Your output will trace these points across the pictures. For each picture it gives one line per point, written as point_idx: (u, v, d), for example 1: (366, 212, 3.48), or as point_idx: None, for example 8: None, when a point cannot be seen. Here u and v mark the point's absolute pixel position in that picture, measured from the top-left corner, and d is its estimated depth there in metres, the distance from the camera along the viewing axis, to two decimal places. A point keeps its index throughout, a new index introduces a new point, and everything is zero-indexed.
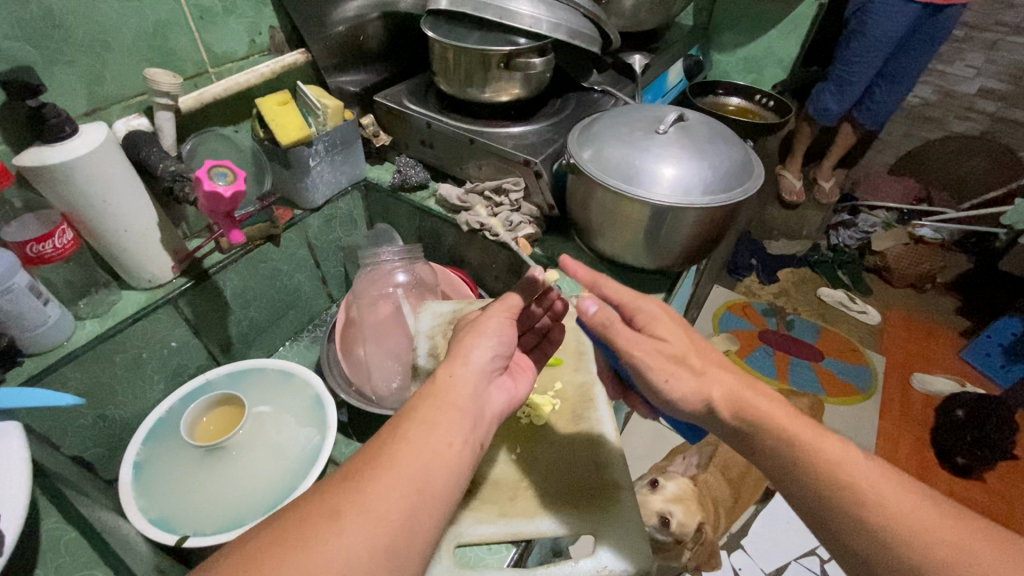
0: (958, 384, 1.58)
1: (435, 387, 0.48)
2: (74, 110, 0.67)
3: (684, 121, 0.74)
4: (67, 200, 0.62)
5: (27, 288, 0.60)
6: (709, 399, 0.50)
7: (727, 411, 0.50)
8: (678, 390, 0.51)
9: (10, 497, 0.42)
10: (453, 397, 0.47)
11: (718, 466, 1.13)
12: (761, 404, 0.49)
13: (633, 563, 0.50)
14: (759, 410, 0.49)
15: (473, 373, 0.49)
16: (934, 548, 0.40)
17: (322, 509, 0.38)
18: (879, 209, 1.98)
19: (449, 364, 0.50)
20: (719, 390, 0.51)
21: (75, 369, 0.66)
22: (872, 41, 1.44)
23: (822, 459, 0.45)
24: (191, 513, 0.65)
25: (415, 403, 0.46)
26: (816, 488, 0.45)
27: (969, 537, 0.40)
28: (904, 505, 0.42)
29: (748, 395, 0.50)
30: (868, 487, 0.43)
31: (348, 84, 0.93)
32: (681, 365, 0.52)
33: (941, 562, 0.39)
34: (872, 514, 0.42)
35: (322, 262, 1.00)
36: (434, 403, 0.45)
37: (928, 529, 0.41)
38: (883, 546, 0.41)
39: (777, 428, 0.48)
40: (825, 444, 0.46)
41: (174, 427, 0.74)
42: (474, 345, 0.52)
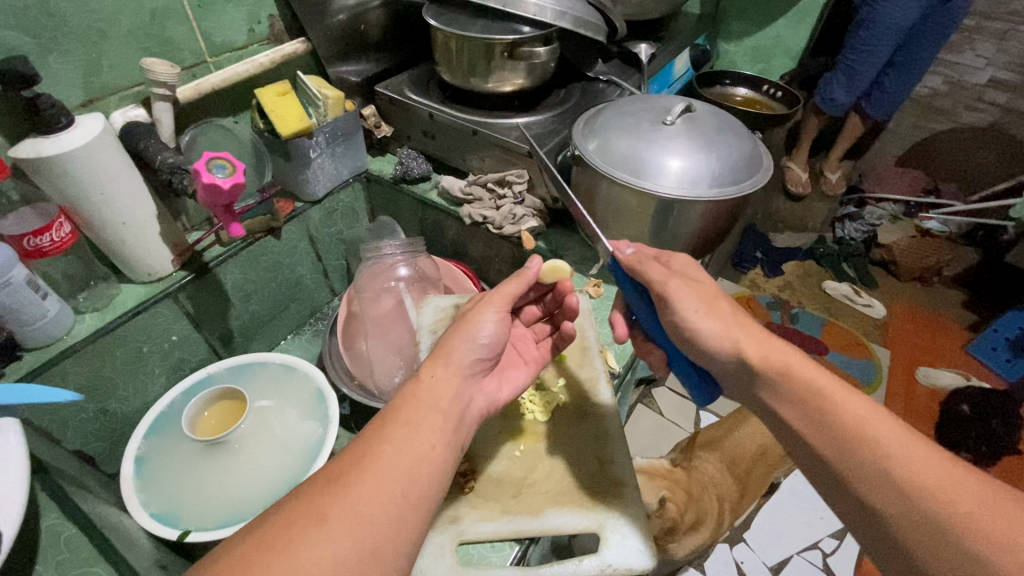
0: (963, 378, 1.58)
1: (418, 388, 0.47)
2: (70, 101, 0.66)
3: (691, 112, 0.73)
4: (63, 192, 0.61)
5: (25, 283, 0.59)
6: (736, 341, 0.49)
7: (758, 365, 0.48)
8: (706, 324, 0.50)
9: (7, 495, 0.42)
10: (435, 399, 0.46)
11: (722, 458, 1.12)
12: (790, 360, 0.48)
13: (636, 564, 0.49)
14: (785, 364, 0.47)
15: (454, 375, 0.49)
16: (957, 505, 0.37)
17: (307, 513, 0.37)
18: (885, 201, 1.94)
19: (433, 364, 0.50)
20: (747, 335, 0.49)
21: (75, 363, 0.66)
22: (883, 29, 1.41)
23: (843, 414, 0.44)
24: (191, 505, 0.65)
25: (396, 403, 0.46)
26: (837, 438, 0.43)
27: (1007, 503, 0.37)
28: (931, 465, 0.40)
29: (776, 342, 0.49)
30: (892, 441, 0.41)
31: (349, 74, 0.92)
32: (713, 308, 0.51)
33: (962, 518, 0.37)
34: (890, 464, 0.40)
35: (324, 255, 0.99)
36: (415, 403, 0.45)
37: (952, 487, 0.38)
38: (902, 497, 0.39)
39: (806, 384, 0.46)
40: (853, 400, 0.44)
41: (175, 421, 0.74)
42: (461, 343, 0.52)
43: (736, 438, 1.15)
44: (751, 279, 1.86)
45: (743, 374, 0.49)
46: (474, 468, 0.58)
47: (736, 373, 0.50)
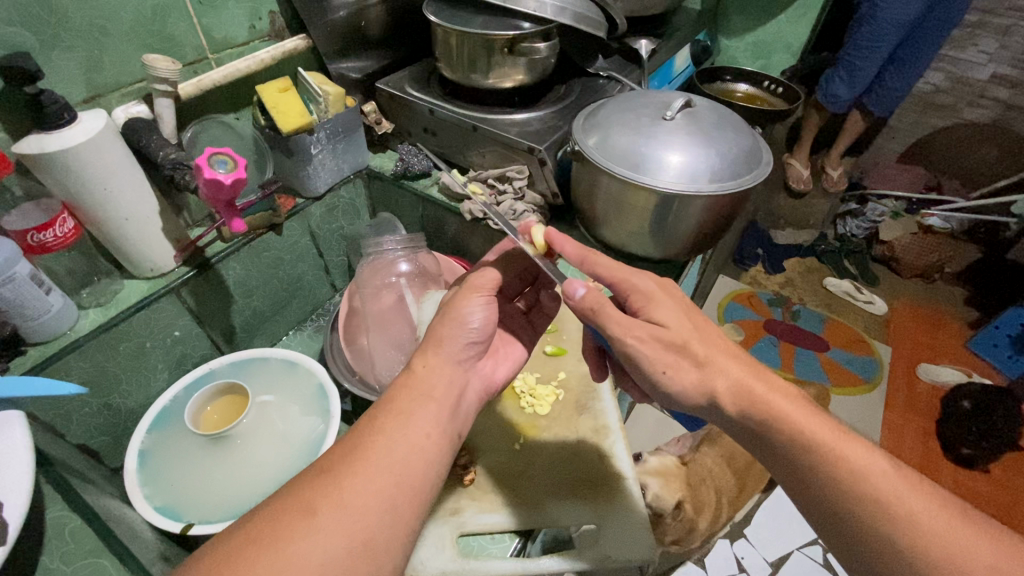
0: (964, 374, 1.57)
1: (412, 380, 0.48)
2: (72, 98, 0.66)
3: (691, 106, 0.73)
4: (67, 188, 0.61)
5: (29, 277, 0.60)
6: (712, 395, 0.50)
7: (744, 420, 0.49)
8: (678, 381, 0.51)
9: (14, 485, 0.42)
10: (429, 388, 0.47)
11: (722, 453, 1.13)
12: (779, 408, 0.48)
13: (635, 555, 0.50)
14: (783, 412, 0.48)
15: (449, 362, 0.50)
16: (934, 545, 0.41)
17: (297, 507, 0.38)
18: (887, 198, 1.91)
19: (427, 355, 0.50)
20: (723, 381, 0.50)
21: (78, 357, 0.66)
22: (884, 24, 1.41)
23: (845, 461, 0.45)
24: (194, 498, 0.65)
25: (391, 394, 0.47)
26: (828, 487, 0.45)
27: (967, 531, 0.41)
28: (923, 506, 0.43)
29: (753, 387, 0.50)
30: (876, 484, 0.44)
31: (350, 70, 0.92)
32: (682, 355, 0.51)
33: (953, 554, 0.40)
34: (874, 509, 0.43)
35: (325, 252, 0.99)
36: (409, 394, 0.46)
37: (939, 523, 0.42)
38: (906, 544, 0.42)
39: (806, 429, 0.47)
40: (839, 445, 0.46)
41: (178, 416, 0.74)
42: (452, 331, 0.51)
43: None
44: (753, 276, 1.86)
45: (730, 423, 0.51)
46: (476, 462, 0.58)
47: (720, 417, 0.51)
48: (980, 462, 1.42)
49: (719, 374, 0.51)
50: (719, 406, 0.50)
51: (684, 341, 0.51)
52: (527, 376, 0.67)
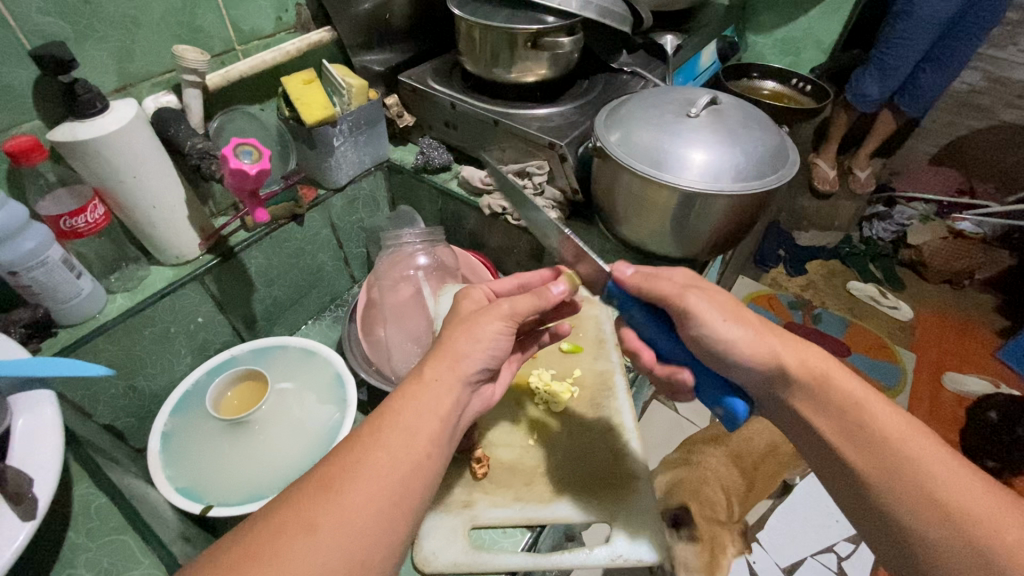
0: (991, 385, 1.54)
1: (420, 387, 0.47)
2: (105, 87, 0.68)
3: (716, 103, 0.72)
4: (98, 175, 0.63)
5: (60, 262, 0.62)
6: (775, 354, 0.49)
7: (798, 373, 0.49)
8: (732, 332, 0.49)
9: (44, 463, 0.44)
10: (434, 404, 0.47)
11: (727, 454, 1.14)
12: (828, 368, 0.49)
13: (646, 556, 0.49)
14: (832, 378, 0.49)
15: (458, 379, 0.49)
16: (967, 504, 0.40)
17: (296, 521, 0.38)
18: (917, 200, 1.87)
19: (435, 365, 0.49)
20: (790, 351, 0.49)
21: (106, 340, 0.68)
22: (919, 22, 1.37)
23: (886, 429, 0.45)
24: (214, 482, 0.67)
25: (392, 404, 0.46)
26: (863, 441, 0.46)
27: (995, 497, 0.41)
28: (960, 479, 0.42)
29: (815, 356, 0.50)
30: (903, 440, 0.44)
31: (372, 63, 0.93)
32: (740, 316, 0.50)
33: (986, 524, 0.39)
34: (907, 461, 0.43)
35: (345, 243, 1.00)
36: (414, 409, 0.45)
37: (977, 495, 0.41)
38: (938, 512, 0.41)
39: (849, 396, 0.48)
40: (873, 405, 0.47)
41: (199, 401, 0.76)
42: (469, 348, 0.51)
43: (744, 436, 1.17)
44: (773, 278, 1.83)
45: (783, 385, 0.50)
46: (488, 455, 0.58)
47: (775, 383, 0.50)
48: (1005, 475, 1.36)
49: (776, 336, 0.50)
50: (785, 370, 0.49)
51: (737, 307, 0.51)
52: (542, 371, 0.65)
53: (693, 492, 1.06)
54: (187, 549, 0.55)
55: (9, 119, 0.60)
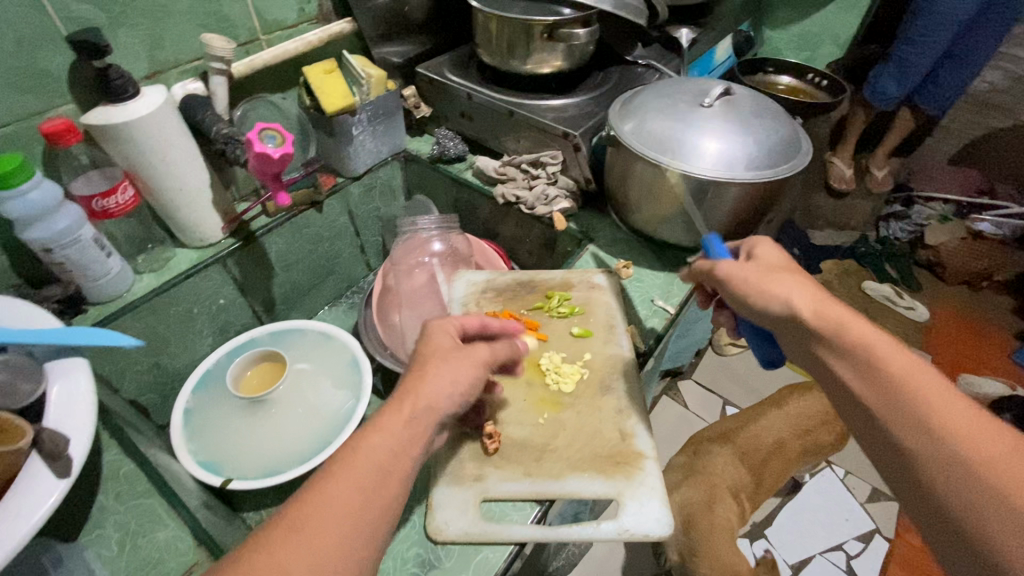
0: (1008, 387, 1.52)
1: (390, 421, 0.43)
2: (136, 73, 0.70)
3: (730, 94, 0.72)
4: (129, 158, 0.65)
5: (92, 241, 0.64)
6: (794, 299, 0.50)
7: (813, 319, 0.48)
8: (759, 277, 0.52)
9: (78, 425, 0.46)
10: (405, 437, 0.43)
11: (734, 452, 1.09)
12: (849, 318, 0.47)
13: (653, 531, 0.51)
14: (846, 321, 0.47)
15: (430, 411, 0.45)
16: (975, 443, 0.37)
17: (268, 566, 0.35)
18: (936, 200, 1.83)
19: (403, 404, 0.44)
20: (808, 297, 0.50)
21: (133, 318, 0.71)
22: (940, 20, 1.35)
23: (897, 371, 0.43)
24: (233, 458, 0.70)
25: (364, 436, 0.42)
26: (875, 388, 0.43)
27: (1008, 437, 0.37)
28: (973, 419, 0.39)
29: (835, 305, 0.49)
30: (912, 376, 0.42)
31: (391, 54, 0.94)
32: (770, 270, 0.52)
33: (990, 460, 0.36)
34: (920, 406, 0.40)
35: (362, 231, 1.02)
36: (388, 441, 0.42)
37: (990, 436, 0.37)
38: (942, 448, 0.38)
39: (859, 339, 0.46)
40: (888, 348, 0.44)
41: (220, 379, 0.78)
42: (438, 386, 0.46)
43: (752, 432, 1.13)
44: None
45: (798, 334, 0.49)
46: (500, 432, 0.59)
47: (793, 333, 0.50)
48: None
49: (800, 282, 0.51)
50: (799, 316, 0.49)
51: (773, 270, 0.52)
52: (553, 354, 0.67)
53: (703, 496, 1.02)
54: (209, 516, 0.58)
55: (47, 102, 0.63)
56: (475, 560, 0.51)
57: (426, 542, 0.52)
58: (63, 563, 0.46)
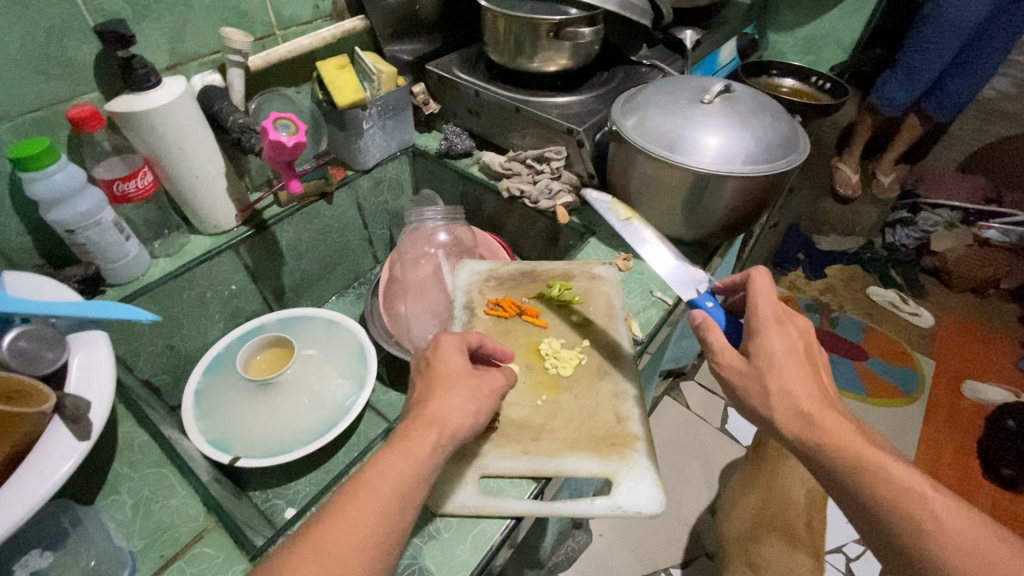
0: (1013, 394, 1.51)
1: (406, 443, 0.45)
2: (158, 64, 0.73)
3: (730, 91, 0.74)
4: (149, 145, 0.68)
5: (112, 224, 0.67)
6: (789, 408, 0.48)
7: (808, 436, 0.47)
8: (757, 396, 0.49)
9: (97, 393, 0.49)
10: (419, 458, 0.44)
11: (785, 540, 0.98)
12: (840, 429, 0.47)
13: (644, 508, 0.53)
14: (838, 435, 0.46)
15: (443, 433, 0.47)
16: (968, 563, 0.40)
17: None
18: (942, 207, 1.81)
19: (417, 427, 0.46)
20: (801, 404, 0.48)
21: (149, 299, 0.74)
22: (947, 27, 1.36)
23: (893, 485, 0.44)
24: (242, 438, 0.72)
25: (378, 458, 0.44)
26: (870, 509, 0.44)
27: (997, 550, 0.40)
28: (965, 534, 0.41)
29: (823, 417, 0.47)
30: (903, 491, 0.43)
31: (402, 52, 0.97)
32: (772, 380, 0.49)
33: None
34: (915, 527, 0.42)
35: (370, 224, 1.05)
36: (402, 461, 0.44)
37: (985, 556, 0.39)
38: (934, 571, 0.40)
39: (850, 452, 0.46)
40: (889, 473, 0.44)
41: (230, 362, 0.81)
42: (446, 411, 0.48)
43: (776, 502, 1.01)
44: (792, 280, 1.82)
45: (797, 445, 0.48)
46: (500, 412, 0.61)
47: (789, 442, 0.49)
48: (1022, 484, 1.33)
49: (796, 379, 0.49)
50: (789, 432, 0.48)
51: (766, 369, 0.49)
52: (553, 340, 0.68)
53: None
54: (219, 489, 0.59)
55: (73, 90, 0.66)
56: (472, 532, 0.52)
57: (426, 515, 0.54)
58: (81, 523, 0.48)
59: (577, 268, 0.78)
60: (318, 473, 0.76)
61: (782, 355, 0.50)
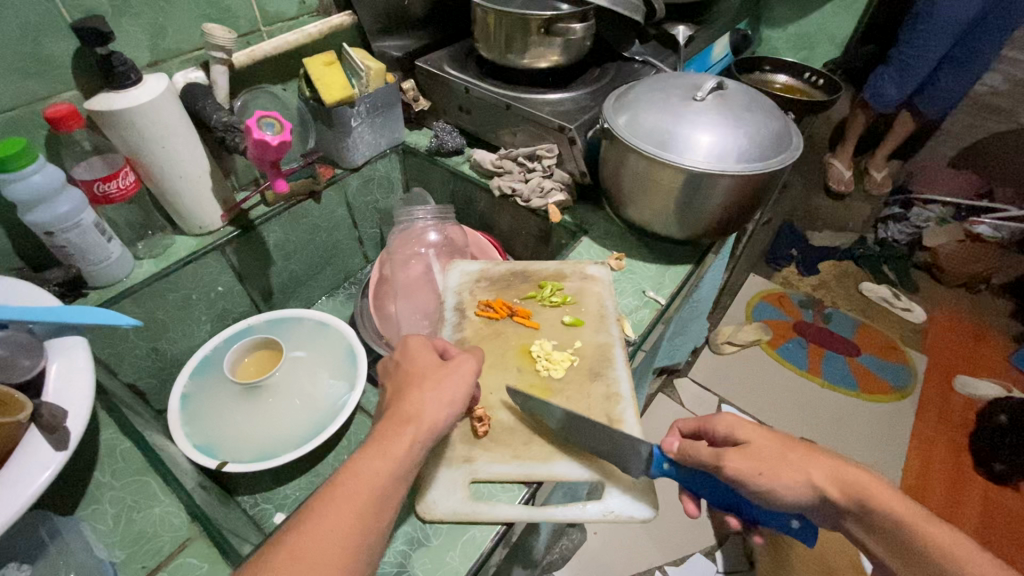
0: (1004, 390, 1.52)
1: (382, 443, 0.44)
2: (139, 61, 0.72)
3: (723, 89, 0.73)
4: (130, 144, 0.66)
5: (93, 225, 0.66)
6: (812, 481, 0.48)
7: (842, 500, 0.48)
8: (775, 481, 0.48)
9: (76, 400, 0.47)
10: (394, 456, 0.44)
11: None
12: (871, 484, 0.48)
13: (635, 512, 0.52)
14: (869, 491, 0.47)
15: (418, 427, 0.46)
16: None
17: None
18: (934, 203, 1.83)
19: (392, 426, 0.46)
20: (818, 470, 0.49)
21: (133, 302, 0.72)
22: (939, 24, 1.36)
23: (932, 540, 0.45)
24: (229, 443, 0.70)
25: (350, 461, 0.43)
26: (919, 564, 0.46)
27: None
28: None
29: (851, 473, 0.49)
30: (944, 545, 0.45)
31: (390, 48, 0.96)
32: (783, 461, 0.49)
33: None
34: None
35: (360, 223, 1.04)
36: (377, 459, 0.43)
37: None
38: None
39: (884, 511, 0.47)
40: (927, 525, 0.46)
41: (217, 365, 0.80)
42: (420, 405, 0.47)
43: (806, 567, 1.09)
44: (786, 277, 1.81)
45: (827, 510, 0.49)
46: (490, 416, 0.60)
47: (819, 509, 0.49)
48: (1013, 479, 1.35)
49: (801, 454, 0.50)
50: (826, 496, 0.48)
51: (776, 451, 0.50)
52: (544, 341, 0.67)
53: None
54: (205, 497, 0.58)
55: (50, 88, 0.65)
56: (462, 539, 0.52)
57: (414, 522, 0.53)
58: (60, 535, 0.47)
59: (569, 267, 0.77)
60: (308, 477, 0.75)
61: (769, 443, 0.51)
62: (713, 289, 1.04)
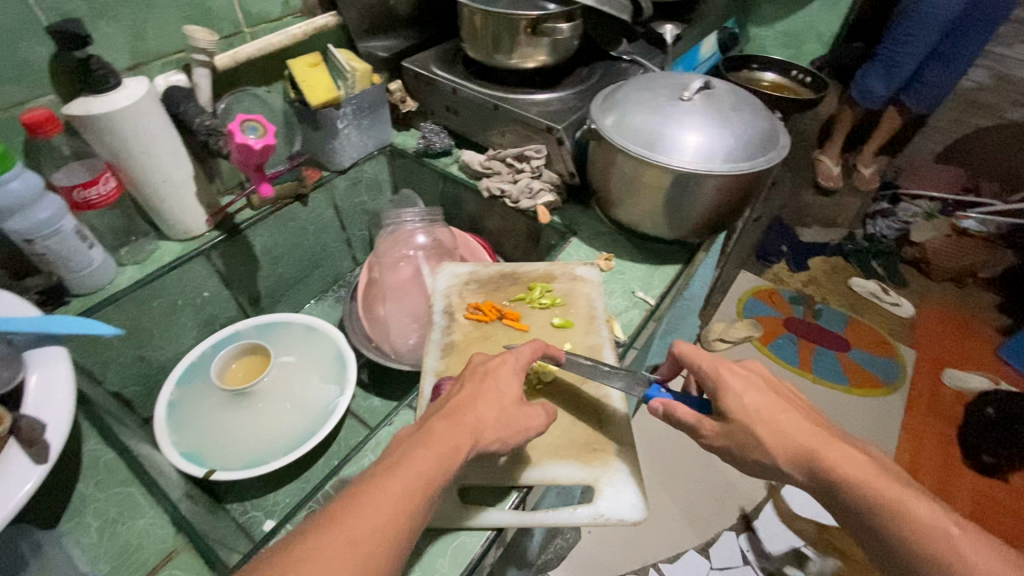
0: (991, 381, 1.53)
1: (433, 442, 0.44)
2: (118, 64, 0.70)
3: (709, 88, 0.73)
4: (111, 149, 0.65)
5: (74, 232, 0.64)
6: (785, 451, 0.48)
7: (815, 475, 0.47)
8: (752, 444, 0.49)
9: (55, 412, 0.46)
10: (447, 460, 0.43)
11: None
12: (847, 462, 0.46)
13: (626, 515, 0.52)
14: (844, 470, 0.46)
15: (469, 436, 0.45)
16: None
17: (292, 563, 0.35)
18: (922, 198, 1.85)
19: (449, 427, 0.45)
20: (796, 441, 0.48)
21: (116, 309, 0.71)
22: (923, 19, 1.37)
23: (912, 521, 0.43)
24: (218, 451, 0.70)
25: (402, 454, 0.43)
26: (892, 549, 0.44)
27: None
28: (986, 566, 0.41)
29: (830, 452, 0.47)
30: (923, 528, 0.43)
31: (377, 49, 0.95)
32: (765, 425, 0.49)
33: None
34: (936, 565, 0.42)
35: (348, 225, 1.03)
36: (427, 456, 0.43)
37: None
38: None
39: (859, 489, 0.45)
40: (908, 507, 0.44)
41: (204, 372, 0.79)
42: (479, 418, 0.47)
43: None
44: (776, 273, 1.82)
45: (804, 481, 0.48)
46: None
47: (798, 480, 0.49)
48: (1000, 471, 1.37)
49: (784, 418, 0.49)
50: (800, 468, 0.48)
51: (757, 416, 0.49)
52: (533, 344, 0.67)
53: None
54: (192, 506, 0.57)
55: (26, 93, 0.63)
56: (452, 545, 0.52)
57: None
58: (41, 549, 0.46)
59: (560, 268, 0.77)
60: (298, 483, 0.75)
61: (756, 404, 0.50)
62: (703, 287, 1.05)
